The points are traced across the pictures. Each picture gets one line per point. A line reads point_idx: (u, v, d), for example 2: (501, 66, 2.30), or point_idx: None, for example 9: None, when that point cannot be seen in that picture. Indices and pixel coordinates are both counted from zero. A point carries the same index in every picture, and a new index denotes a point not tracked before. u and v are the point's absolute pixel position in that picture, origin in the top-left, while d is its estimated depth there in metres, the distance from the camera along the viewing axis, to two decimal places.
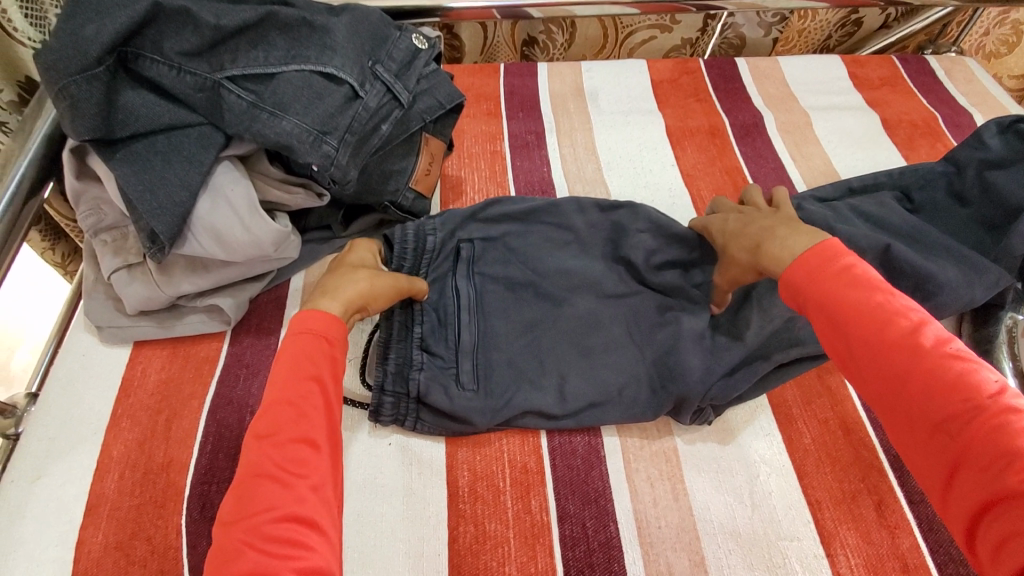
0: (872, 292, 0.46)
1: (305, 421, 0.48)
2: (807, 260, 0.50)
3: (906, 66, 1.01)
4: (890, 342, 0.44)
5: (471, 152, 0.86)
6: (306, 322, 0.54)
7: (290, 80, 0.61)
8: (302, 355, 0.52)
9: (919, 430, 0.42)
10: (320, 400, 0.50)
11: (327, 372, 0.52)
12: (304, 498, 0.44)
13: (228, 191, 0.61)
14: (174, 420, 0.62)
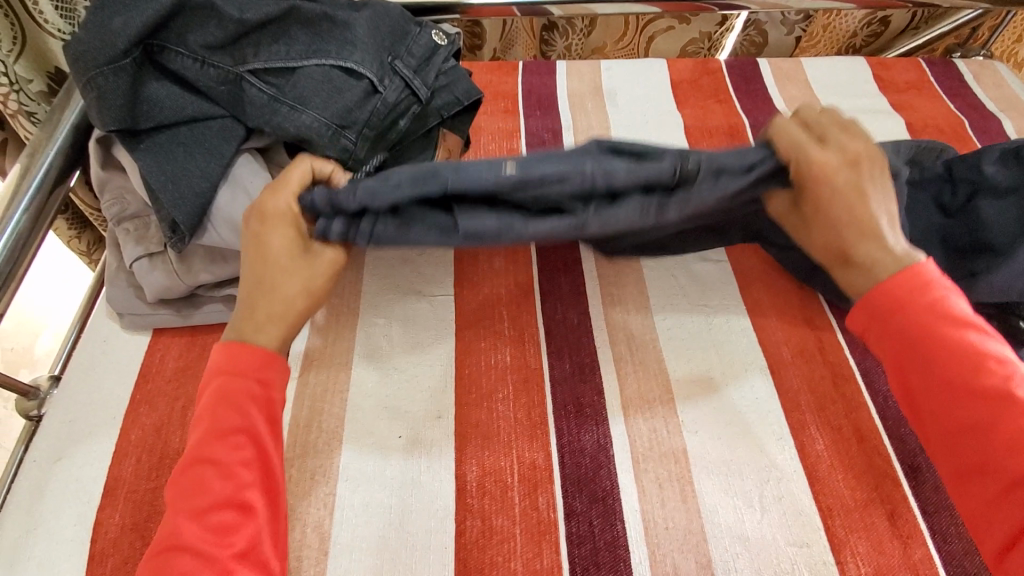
0: (961, 339, 0.49)
1: (227, 479, 0.49)
2: (893, 286, 0.51)
3: (933, 70, 0.99)
4: (974, 392, 0.47)
5: (487, 149, 0.87)
6: (232, 360, 0.53)
7: (310, 75, 0.61)
8: (221, 408, 0.52)
9: (991, 481, 0.46)
10: (245, 455, 0.50)
11: (257, 423, 0.52)
12: (229, 568, 0.46)
13: (248, 183, 0.62)
14: (190, 406, 0.63)
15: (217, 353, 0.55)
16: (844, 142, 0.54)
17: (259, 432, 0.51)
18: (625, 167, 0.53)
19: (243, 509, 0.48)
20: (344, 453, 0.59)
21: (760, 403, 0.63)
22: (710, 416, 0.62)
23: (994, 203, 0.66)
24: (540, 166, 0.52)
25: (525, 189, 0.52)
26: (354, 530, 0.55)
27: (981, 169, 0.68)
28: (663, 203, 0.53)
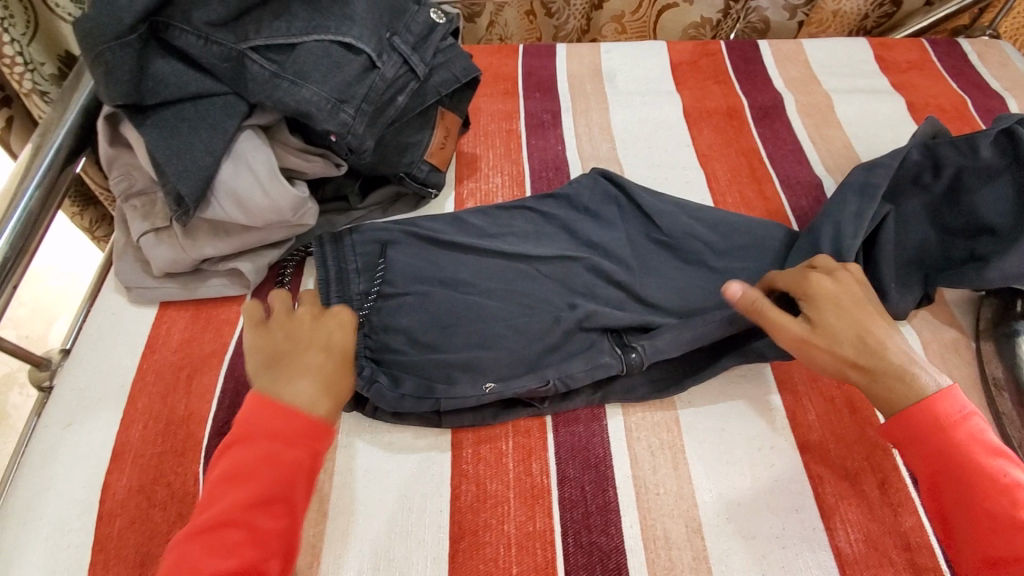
0: (994, 470, 0.47)
1: (250, 551, 0.45)
2: (926, 412, 0.50)
3: (936, 49, 0.98)
4: (1008, 525, 0.45)
5: (487, 130, 0.88)
6: (279, 419, 0.50)
7: (310, 50, 0.62)
8: (258, 468, 0.47)
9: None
10: (278, 526, 0.46)
11: (297, 492, 0.48)
12: None
13: (250, 157, 0.63)
14: (195, 375, 0.65)
15: (252, 408, 0.50)
16: (834, 270, 0.59)
17: (297, 504, 0.48)
18: (582, 368, 0.62)
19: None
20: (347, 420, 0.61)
21: (751, 375, 0.64)
22: (703, 386, 0.63)
23: (987, 185, 0.66)
24: (514, 384, 0.60)
25: (504, 404, 0.61)
26: (352, 493, 0.56)
27: (975, 151, 0.66)
28: (606, 394, 0.62)
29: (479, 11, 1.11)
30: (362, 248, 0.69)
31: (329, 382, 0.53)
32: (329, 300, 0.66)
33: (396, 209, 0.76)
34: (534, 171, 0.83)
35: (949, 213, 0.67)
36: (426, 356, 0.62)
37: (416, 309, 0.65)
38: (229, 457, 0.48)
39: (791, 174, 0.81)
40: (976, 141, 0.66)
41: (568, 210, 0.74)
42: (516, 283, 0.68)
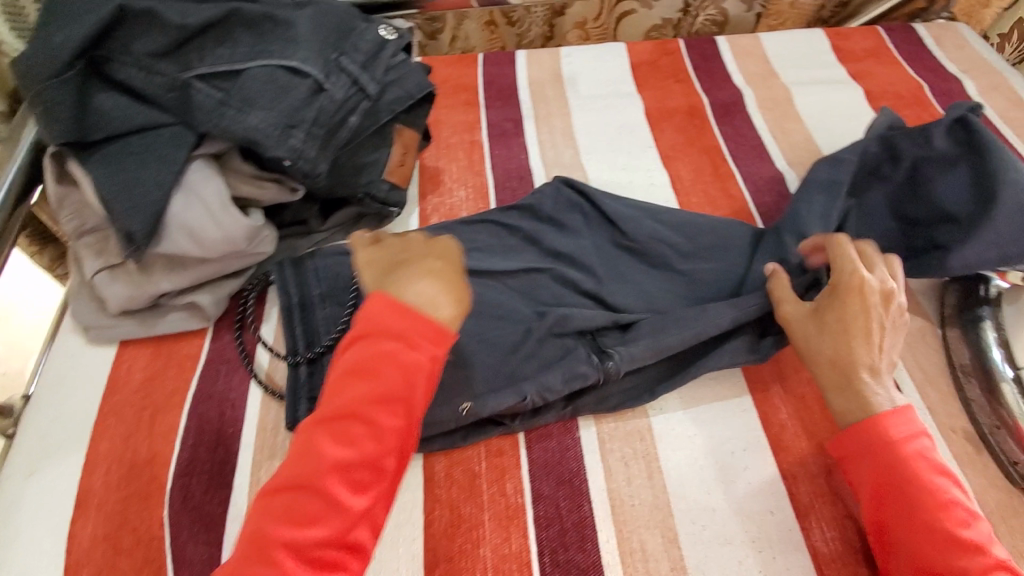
0: (942, 488, 0.48)
1: (370, 447, 0.45)
2: (879, 425, 0.51)
3: (891, 36, 0.99)
4: (953, 540, 0.46)
5: (449, 142, 0.87)
6: (400, 323, 0.47)
7: (255, 76, 0.60)
8: (380, 369, 0.46)
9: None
10: (397, 425, 0.46)
11: (418, 397, 0.47)
12: (353, 523, 0.44)
13: (201, 188, 0.62)
14: (158, 415, 0.63)
15: (376, 305, 0.48)
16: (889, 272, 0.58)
17: (415, 408, 0.46)
18: (560, 381, 0.60)
19: (377, 471, 0.45)
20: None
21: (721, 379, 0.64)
22: (676, 392, 0.63)
23: (946, 174, 0.66)
24: (492, 402, 0.59)
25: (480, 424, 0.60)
26: None
27: (930, 139, 0.66)
28: (577, 407, 0.61)
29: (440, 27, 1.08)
30: (324, 273, 0.68)
31: (452, 287, 0.51)
32: (293, 327, 0.65)
33: (360, 228, 0.75)
34: (498, 182, 0.82)
35: (909, 201, 0.67)
36: None
37: None
38: (352, 354, 0.47)
39: (754, 171, 0.81)
40: (930, 130, 0.66)
41: (532, 222, 0.73)
42: (484, 299, 0.66)
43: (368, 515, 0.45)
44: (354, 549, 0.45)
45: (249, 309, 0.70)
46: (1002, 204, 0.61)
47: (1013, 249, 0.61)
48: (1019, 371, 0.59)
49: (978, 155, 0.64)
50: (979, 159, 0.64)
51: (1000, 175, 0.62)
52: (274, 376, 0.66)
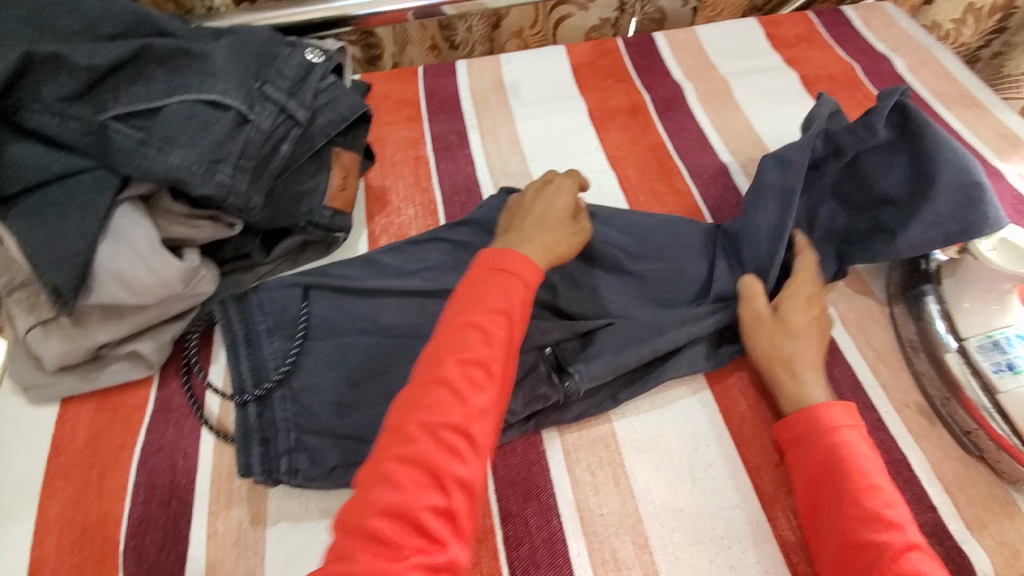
0: (871, 471, 0.51)
1: (485, 350, 0.50)
2: (815, 413, 0.55)
3: (822, 20, 1.01)
4: (873, 519, 0.48)
5: (394, 160, 0.85)
6: (503, 258, 0.56)
7: (174, 112, 0.59)
8: (496, 288, 0.54)
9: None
10: (502, 331, 0.52)
11: (517, 310, 0.54)
12: (470, 415, 0.48)
13: (130, 234, 0.59)
14: (106, 472, 0.60)
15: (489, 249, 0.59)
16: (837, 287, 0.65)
17: (516, 317, 0.53)
18: (522, 402, 0.60)
19: (488, 372, 0.50)
20: (277, 489, 0.59)
21: (683, 378, 0.63)
22: (637, 397, 0.63)
23: (883, 160, 0.66)
24: None
25: None
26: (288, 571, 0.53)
27: (872, 128, 0.64)
28: (540, 422, 0.61)
29: (379, 53, 1.09)
30: (272, 306, 0.66)
31: (544, 237, 0.61)
32: (241, 366, 0.62)
33: (306, 256, 0.74)
34: (446, 198, 0.81)
35: (849, 187, 0.68)
36: (350, 417, 0.59)
37: (336, 363, 0.62)
38: (471, 281, 0.55)
39: (699, 164, 0.82)
40: (872, 118, 0.63)
41: (481, 236, 0.72)
42: (439, 319, 0.65)
43: (483, 415, 0.48)
44: (471, 444, 0.47)
45: (193, 354, 0.67)
46: (940, 186, 0.62)
47: (954, 230, 0.61)
48: (962, 341, 0.60)
49: (913, 136, 0.64)
50: (913, 140, 0.64)
51: (936, 156, 0.62)
52: (225, 420, 0.64)
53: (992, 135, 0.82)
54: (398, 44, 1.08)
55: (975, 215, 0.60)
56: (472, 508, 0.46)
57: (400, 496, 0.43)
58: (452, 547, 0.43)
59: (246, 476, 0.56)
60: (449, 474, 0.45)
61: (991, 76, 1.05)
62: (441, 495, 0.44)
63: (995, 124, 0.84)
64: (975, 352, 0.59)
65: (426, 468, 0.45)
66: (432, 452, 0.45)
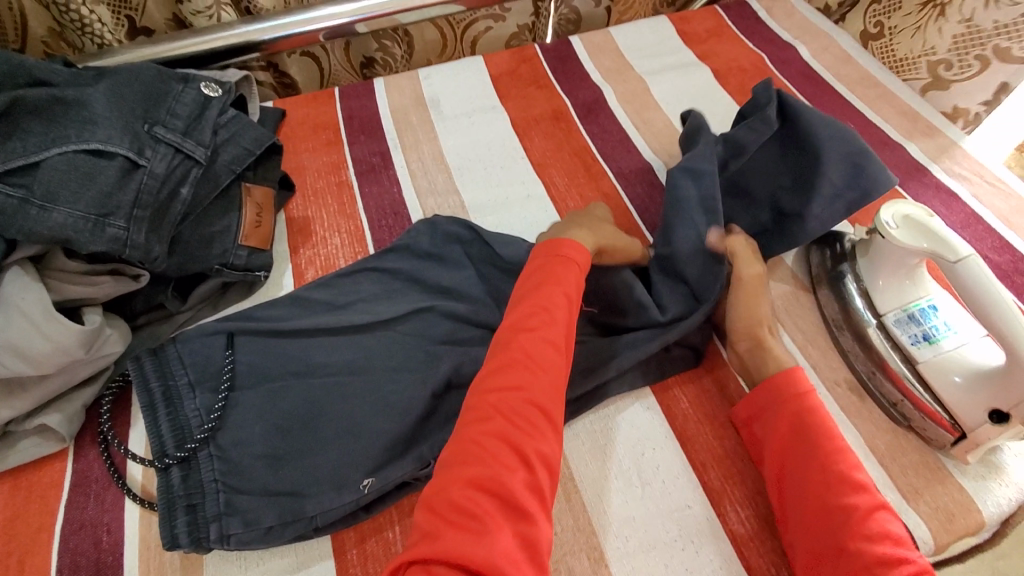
0: (837, 432, 0.53)
1: (552, 328, 0.54)
2: (779, 381, 0.56)
3: (729, 13, 1.04)
4: (843, 479, 0.49)
5: (316, 187, 0.81)
6: (559, 248, 0.60)
7: (54, 166, 0.55)
8: (558, 271, 0.58)
9: (844, 563, 0.46)
10: (567, 313, 0.55)
11: (575, 293, 0.57)
12: (546, 394, 0.50)
13: (20, 299, 0.54)
14: (25, 559, 0.54)
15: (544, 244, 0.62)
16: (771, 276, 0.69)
17: (575, 301, 0.57)
18: None
19: (557, 351, 0.53)
20: (212, 554, 0.55)
21: (628, 384, 0.63)
22: (584, 413, 0.62)
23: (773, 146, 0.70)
24: (392, 473, 0.56)
25: (387, 493, 0.56)
26: None
27: (766, 121, 0.69)
28: None
29: (297, 90, 1.07)
30: (193, 357, 0.60)
31: (594, 234, 0.64)
32: (160, 424, 0.57)
33: (228, 299, 0.70)
34: (373, 222, 0.77)
35: (758, 179, 0.70)
36: (285, 469, 0.55)
37: (265, 412, 0.57)
38: (535, 269, 0.59)
39: (624, 165, 0.82)
40: (765, 113, 0.69)
41: (413, 262, 0.70)
42: (375, 352, 0.62)
43: (556, 388, 0.51)
44: (549, 420, 0.49)
45: (108, 425, 0.61)
46: (828, 162, 0.66)
47: (853, 198, 0.66)
48: (880, 317, 0.62)
49: (794, 126, 0.69)
50: (794, 129, 0.69)
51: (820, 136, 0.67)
52: (151, 488, 0.59)
53: (894, 114, 0.86)
54: (323, 82, 1.08)
55: (869, 180, 0.65)
56: (553, 484, 0.47)
57: (488, 471, 0.45)
58: (542, 522, 0.43)
59: (172, 549, 0.52)
60: (529, 449, 0.47)
61: (884, 61, 0.96)
62: (527, 471, 0.46)
63: (896, 103, 0.88)
64: (893, 326, 0.61)
65: (508, 442, 0.47)
66: (513, 429, 0.47)
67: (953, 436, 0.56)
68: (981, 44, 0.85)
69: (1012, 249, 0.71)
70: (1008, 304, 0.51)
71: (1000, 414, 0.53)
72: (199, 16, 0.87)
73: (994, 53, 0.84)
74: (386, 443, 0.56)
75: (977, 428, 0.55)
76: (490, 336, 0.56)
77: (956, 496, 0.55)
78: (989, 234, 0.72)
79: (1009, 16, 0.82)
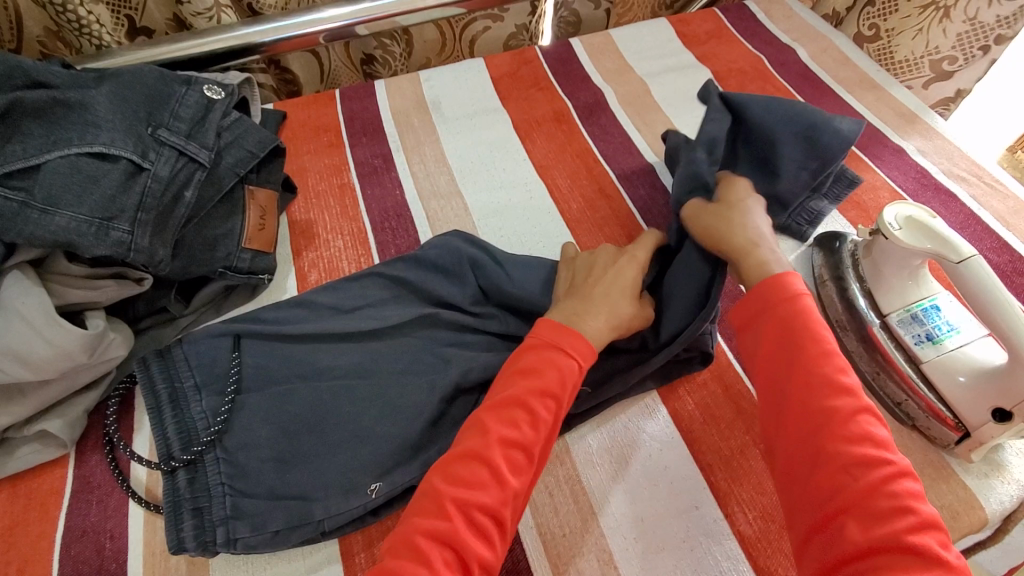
0: (826, 337, 0.50)
1: (530, 433, 0.50)
2: (767, 286, 0.53)
3: (728, 15, 1.04)
4: (828, 383, 0.47)
5: (318, 190, 0.81)
6: (560, 337, 0.55)
7: (56, 169, 0.55)
8: (550, 365, 0.53)
9: (821, 465, 0.45)
10: (551, 416, 0.51)
11: (565, 394, 0.53)
12: (507, 500, 0.47)
13: (20, 305, 0.53)
14: (25, 567, 0.53)
15: (548, 328, 0.56)
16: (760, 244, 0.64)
17: (564, 405, 0.52)
18: None
19: (530, 457, 0.49)
20: (218, 557, 0.54)
21: (634, 387, 0.63)
22: (590, 416, 0.62)
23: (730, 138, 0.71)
24: (400, 478, 0.55)
25: (395, 498, 0.56)
26: None
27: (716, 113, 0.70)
28: None
29: (298, 88, 1.07)
30: (199, 359, 0.60)
31: (604, 316, 0.58)
32: (165, 427, 0.57)
33: (231, 302, 0.69)
34: (376, 225, 0.77)
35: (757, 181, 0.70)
36: (292, 473, 0.54)
37: (272, 415, 0.57)
38: (529, 354, 0.55)
39: (627, 167, 0.82)
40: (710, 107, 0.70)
41: (419, 272, 0.68)
42: (381, 354, 0.62)
43: (517, 500, 0.48)
44: (499, 527, 0.46)
45: (115, 428, 0.60)
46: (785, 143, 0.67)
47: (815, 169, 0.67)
48: (884, 316, 0.62)
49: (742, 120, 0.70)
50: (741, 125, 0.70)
51: (781, 125, 0.67)
52: (156, 491, 0.58)
53: (893, 115, 0.87)
54: (323, 79, 1.08)
55: (825, 150, 0.67)
56: None
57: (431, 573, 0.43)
58: None
59: (178, 553, 0.52)
60: (473, 558, 0.44)
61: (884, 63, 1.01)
62: None
63: (894, 104, 0.89)
64: (897, 326, 0.61)
65: (451, 546, 0.44)
66: (461, 534, 0.45)
67: (957, 435, 0.57)
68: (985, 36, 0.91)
69: (1011, 249, 0.71)
70: (1010, 303, 0.52)
71: (1002, 413, 0.54)
72: (199, 17, 0.86)
73: (995, 41, 0.91)
74: (394, 447, 0.56)
75: (980, 427, 0.55)
76: (472, 414, 0.53)
77: (960, 494, 0.56)
78: (988, 234, 0.73)
79: (1009, 10, 0.87)
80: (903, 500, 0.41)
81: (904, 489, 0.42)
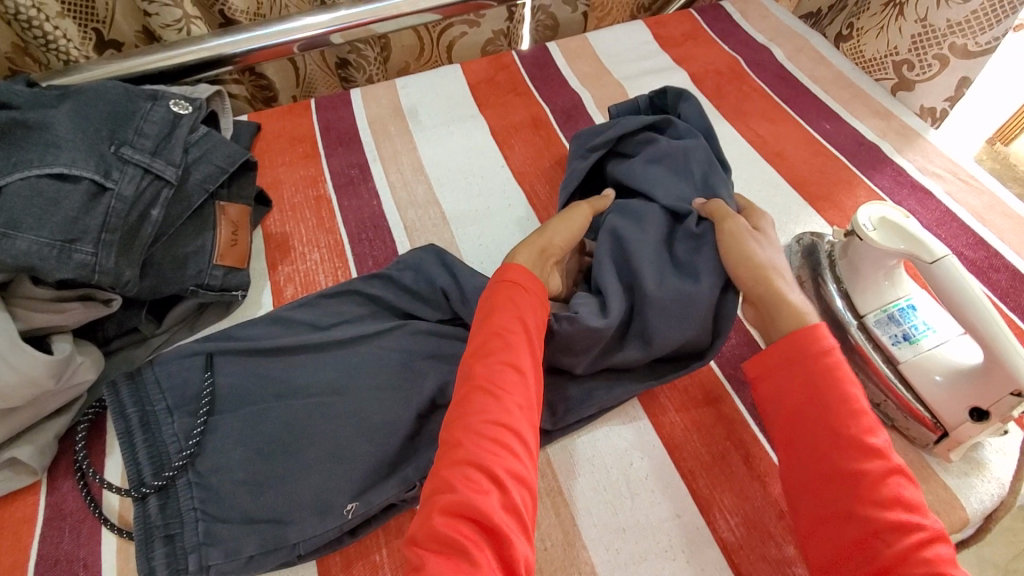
0: (857, 395, 0.49)
1: (513, 351, 0.52)
2: (796, 338, 0.52)
3: (704, 17, 1.04)
4: (858, 445, 0.47)
5: (293, 202, 0.80)
6: (506, 272, 0.58)
7: (16, 192, 0.54)
8: (507, 296, 0.56)
9: (853, 528, 0.45)
10: (518, 330, 0.53)
11: (527, 312, 0.55)
12: (511, 411, 0.49)
13: None
14: None
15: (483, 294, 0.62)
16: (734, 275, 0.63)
17: (528, 320, 0.54)
18: None
19: (518, 371, 0.51)
20: None
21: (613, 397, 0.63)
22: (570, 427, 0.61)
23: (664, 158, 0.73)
24: (376, 497, 0.54)
25: (372, 517, 0.55)
26: None
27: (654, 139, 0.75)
28: None
29: (272, 94, 1.05)
30: (171, 381, 0.59)
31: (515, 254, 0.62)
32: (136, 452, 0.55)
33: (204, 320, 0.68)
34: (353, 236, 0.76)
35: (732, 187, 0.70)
36: (266, 496, 0.53)
37: (245, 436, 0.55)
38: (488, 294, 0.57)
39: None
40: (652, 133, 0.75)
41: (395, 293, 0.68)
42: (358, 369, 0.61)
43: (524, 409, 0.50)
44: (518, 438, 0.48)
45: (84, 454, 0.59)
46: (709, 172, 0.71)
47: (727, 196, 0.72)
48: (862, 317, 0.63)
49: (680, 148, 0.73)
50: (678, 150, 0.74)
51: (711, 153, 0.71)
52: (128, 516, 0.57)
53: (868, 114, 0.88)
54: (298, 86, 1.07)
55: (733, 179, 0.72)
56: (530, 499, 0.46)
57: (465, 496, 0.44)
58: (517, 538, 0.43)
59: None
60: (500, 467, 0.46)
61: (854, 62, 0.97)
62: (500, 493, 0.45)
63: (870, 103, 0.89)
64: (874, 327, 0.61)
65: (480, 468, 0.45)
66: (481, 452, 0.46)
67: (935, 434, 0.57)
68: (936, 44, 0.84)
69: (986, 245, 0.72)
70: (983, 300, 0.52)
71: (980, 412, 0.54)
72: (168, 29, 0.85)
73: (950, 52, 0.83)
74: (371, 465, 0.55)
75: (958, 426, 0.55)
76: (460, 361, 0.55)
77: (941, 495, 0.56)
78: (963, 230, 0.74)
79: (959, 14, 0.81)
80: (938, 567, 0.41)
81: (937, 554, 0.42)
